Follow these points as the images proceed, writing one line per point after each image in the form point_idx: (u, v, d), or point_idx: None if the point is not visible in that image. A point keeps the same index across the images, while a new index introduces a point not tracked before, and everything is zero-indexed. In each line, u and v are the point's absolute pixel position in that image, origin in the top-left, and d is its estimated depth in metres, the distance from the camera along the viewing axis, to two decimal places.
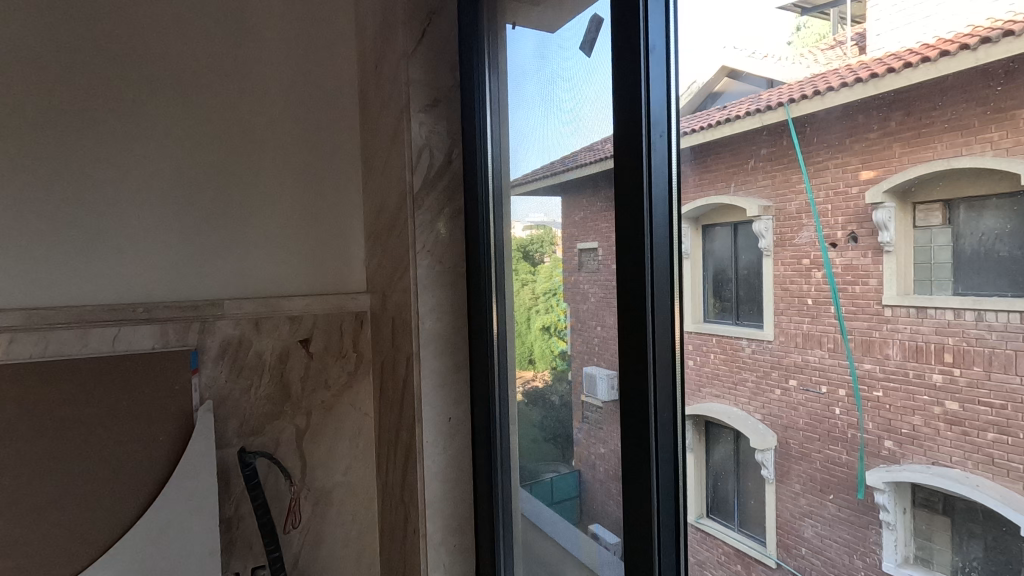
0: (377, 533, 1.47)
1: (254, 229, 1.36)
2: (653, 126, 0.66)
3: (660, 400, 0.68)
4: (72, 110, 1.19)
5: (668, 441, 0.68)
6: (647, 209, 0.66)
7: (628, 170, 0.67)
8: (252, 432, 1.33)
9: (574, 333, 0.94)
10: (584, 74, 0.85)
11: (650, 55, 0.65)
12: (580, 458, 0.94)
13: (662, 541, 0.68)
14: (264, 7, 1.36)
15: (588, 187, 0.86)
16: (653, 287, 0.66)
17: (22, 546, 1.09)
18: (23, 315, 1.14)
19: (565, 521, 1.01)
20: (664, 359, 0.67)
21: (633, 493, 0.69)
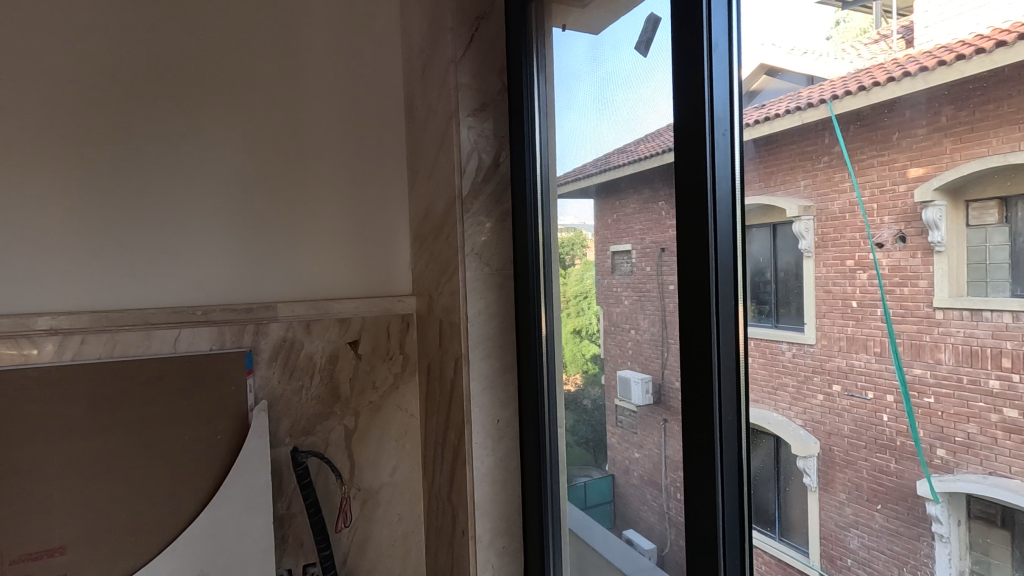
0: (423, 533, 1.50)
1: (308, 234, 1.41)
2: (715, 126, 0.67)
3: (726, 400, 0.68)
4: (139, 123, 1.26)
5: (732, 451, 0.68)
6: (710, 211, 0.67)
7: (692, 172, 0.68)
8: (303, 432, 1.37)
9: (606, 338, 0.99)
10: (638, 75, 0.86)
11: (712, 54, 0.66)
12: (614, 463, 0.99)
13: (727, 564, 0.68)
14: (317, 20, 1.41)
15: (646, 190, 0.85)
16: (717, 290, 0.67)
17: (92, 536, 1.16)
18: (92, 317, 1.20)
19: (599, 525, 1.05)
20: (729, 368, 0.68)
21: (697, 501, 0.70)
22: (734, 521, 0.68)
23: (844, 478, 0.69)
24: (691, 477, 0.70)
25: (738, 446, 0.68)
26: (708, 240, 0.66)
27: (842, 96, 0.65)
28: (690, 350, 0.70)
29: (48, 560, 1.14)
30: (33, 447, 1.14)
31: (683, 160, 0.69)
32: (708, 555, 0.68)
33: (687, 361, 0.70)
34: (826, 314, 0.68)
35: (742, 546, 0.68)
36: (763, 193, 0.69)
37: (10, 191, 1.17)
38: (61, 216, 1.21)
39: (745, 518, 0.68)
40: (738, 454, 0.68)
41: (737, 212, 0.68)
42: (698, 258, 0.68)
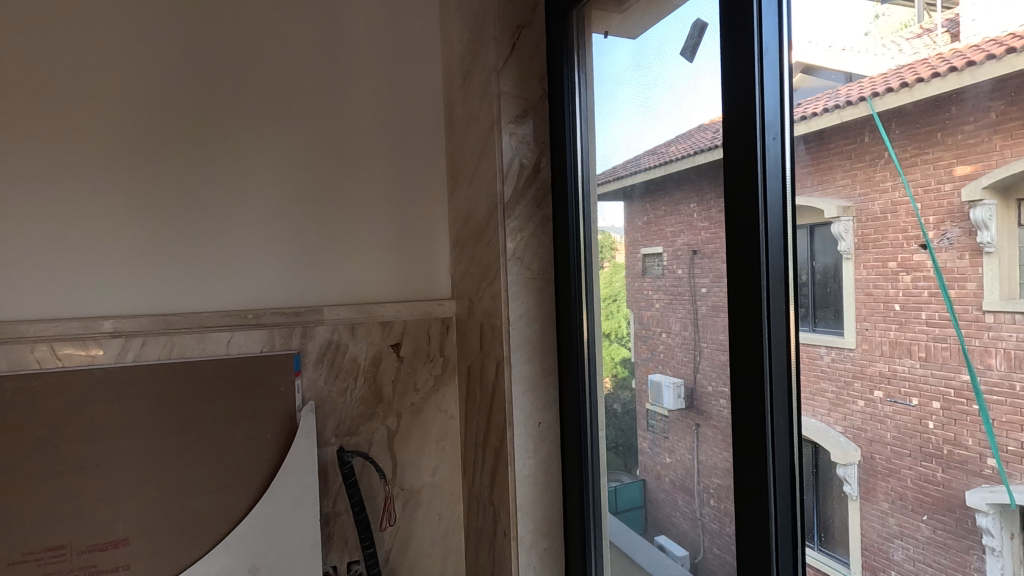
0: (463, 534, 1.51)
1: (354, 241, 1.44)
2: (767, 129, 0.73)
3: (776, 387, 0.74)
4: (195, 136, 1.32)
5: (784, 429, 0.74)
6: (762, 212, 0.73)
7: (744, 173, 0.74)
8: (347, 432, 1.41)
9: (635, 340, 1.02)
10: (685, 82, 0.87)
11: (763, 58, 0.72)
12: (644, 469, 1.02)
13: (778, 539, 0.74)
14: (362, 33, 1.44)
15: (692, 182, 0.86)
16: (768, 286, 0.73)
17: (151, 530, 1.22)
18: (151, 321, 1.26)
19: (631, 530, 1.07)
20: (779, 353, 0.73)
21: (750, 475, 0.76)
22: (785, 493, 0.74)
23: (886, 487, 0.64)
24: (744, 454, 0.77)
25: (789, 437, 0.74)
26: (759, 238, 0.73)
27: (882, 94, 0.63)
28: (742, 338, 0.76)
29: (111, 552, 1.20)
30: (98, 443, 1.20)
31: (736, 162, 0.75)
32: (761, 523, 0.75)
33: (741, 346, 0.76)
34: (868, 317, 0.65)
35: (793, 519, 0.74)
36: (807, 194, 0.71)
37: (77, 203, 1.24)
38: (123, 226, 1.27)
39: (796, 492, 0.74)
40: (788, 432, 0.74)
41: (787, 210, 0.73)
42: (749, 254, 0.74)
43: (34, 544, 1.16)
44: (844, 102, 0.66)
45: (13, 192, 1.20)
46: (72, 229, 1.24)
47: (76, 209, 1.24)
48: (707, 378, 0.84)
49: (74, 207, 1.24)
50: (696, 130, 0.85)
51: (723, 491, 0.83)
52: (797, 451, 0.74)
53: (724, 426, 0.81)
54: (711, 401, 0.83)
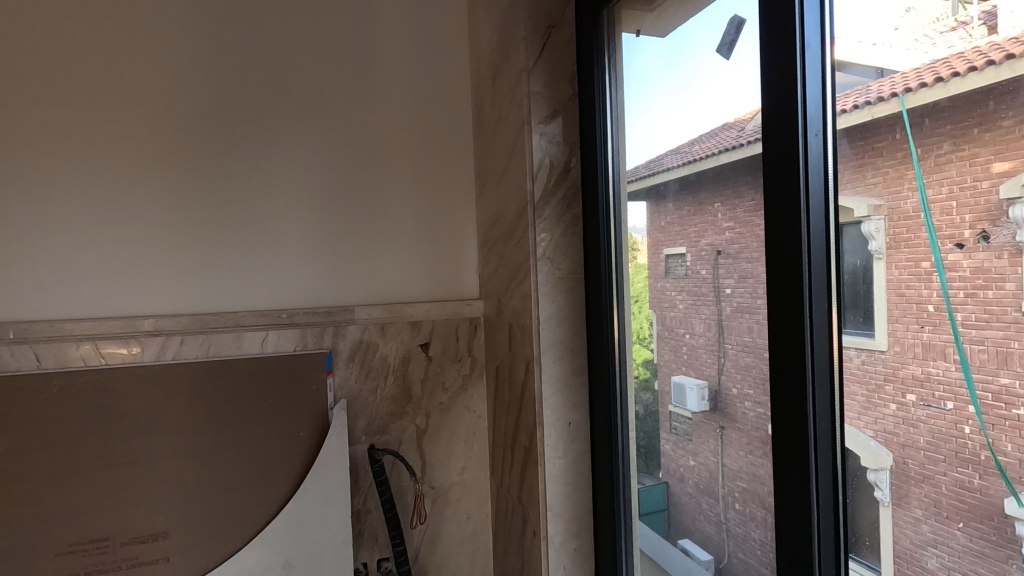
0: (491, 533, 1.52)
1: (384, 241, 1.46)
2: (808, 125, 0.70)
3: (818, 391, 0.71)
4: (231, 141, 1.35)
5: (826, 432, 0.71)
6: (805, 211, 0.70)
7: (785, 169, 0.72)
8: (377, 431, 1.42)
9: (658, 342, 1.05)
10: (722, 78, 0.86)
11: (805, 51, 0.70)
12: (668, 471, 1.05)
13: (823, 547, 0.71)
14: (392, 37, 1.46)
15: (729, 182, 0.85)
16: (810, 287, 0.71)
17: (189, 524, 1.25)
18: (189, 320, 1.30)
19: (653, 532, 1.10)
20: (822, 356, 0.71)
21: (792, 478, 0.74)
22: (828, 499, 0.71)
23: (919, 493, 0.62)
24: (784, 457, 0.74)
25: (833, 444, 0.71)
26: (800, 235, 0.70)
27: (915, 89, 0.61)
28: (783, 339, 0.74)
29: (152, 544, 1.23)
30: (141, 438, 1.24)
31: (775, 156, 0.73)
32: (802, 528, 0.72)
33: (781, 348, 0.74)
34: (899, 319, 0.63)
35: (836, 526, 0.71)
36: (848, 193, 0.68)
37: (120, 206, 1.28)
38: (163, 229, 1.31)
39: (840, 497, 0.71)
40: (830, 436, 0.71)
41: (830, 206, 0.70)
42: (790, 250, 0.72)
43: (80, 535, 1.20)
44: (875, 99, 0.65)
45: (61, 195, 1.25)
46: (115, 232, 1.28)
47: (119, 211, 1.28)
48: (732, 379, 0.86)
49: (119, 210, 1.28)
50: (719, 128, 0.87)
51: (747, 494, 0.85)
52: (841, 455, 0.71)
53: (748, 428, 0.83)
54: (735, 404, 0.85)
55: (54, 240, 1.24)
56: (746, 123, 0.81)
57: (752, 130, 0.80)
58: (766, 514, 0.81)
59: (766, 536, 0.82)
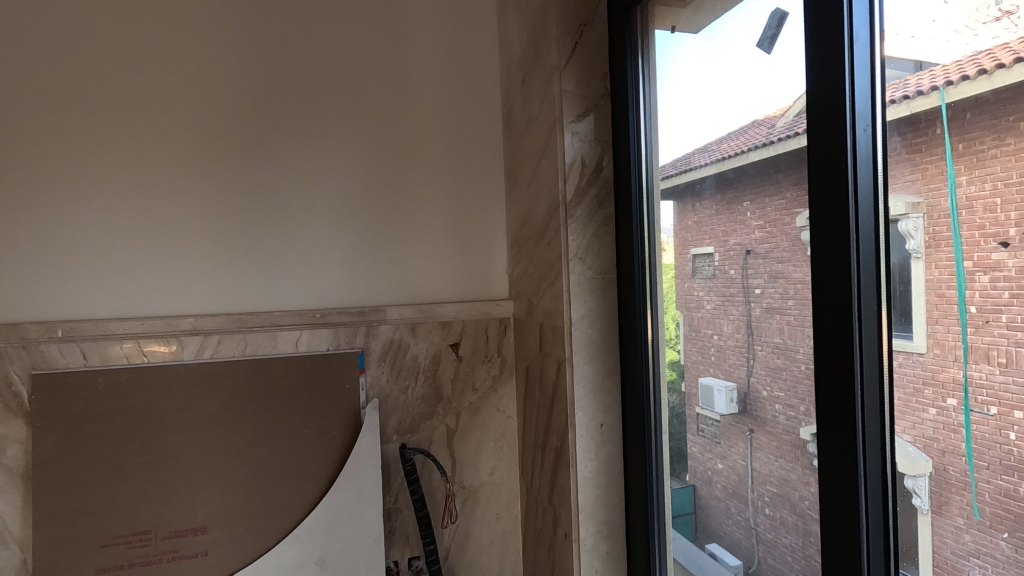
0: (521, 534, 1.51)
1: (415, 242, 1.47)
2: (857, 119, 0.66)
3: (867, 391, 0.67)
4: (267, 144, 1.38)
5: (875, 438, 0.67)
6: (852, 207, 0.67)
7: (832, 165, 0.68)
8: (408, 430, 1.43)
9: (686, 342, 1.06)
10: (763, 73, 0.84)
11: (853, 44, 0.66)
12: (695, 474, 1.05)
13: (871, 553, 0.68)
14: (424, 39, 1.47)
15: (771, 176, 0.82)
16: (859, 287, 0.67)
17: (226, 519, 1.28)
18: (226, 319, 1.32)
19: (681, 537, 1.10)
20: (871, 357, 0.67)
21: (840, 483, 0.69)
22: (877, 505, 0.68)
23: (961, 501, 0.59)
24: (829, 462, 0.70)
25: (883, 451, 0.67)
26: (848, 231, 0.67)
27: (956, 82, 0.58)
28: (830, 340, 0.70)
29: (191, 538, 1.26)
30: (181, 434, 1.28)
31: (823, 150, 0.69)
32: (850, 536, 0.68)
33: (828, 351, 0.71)
34: (939, 320, 0.61)
35: (886, 534, 0.67)
36: (907, 193, 0.64)
37: (160, 209, 1.32)
38: (201, 231, 1.34)
39: (889, 503, 0.67)
40: (880, 441, 0.67)
41: (880, 204, 0.67)
42: (838, 248, 0.68)
43: (124, 528, 1.24)
44: (914, 92, 0.63)
45: (105, 198, 1.29)
46: (156, 234, 1.32)
47: (160, 214, 1.32)
48: (762, 382, 0.85)
49: (160, 212, 1.32)
50: (748, 126, 0.88)
51: (777, 499, 0.84)
52: (891, 460, 0.67)
53: (779, 431, 0.82)
54: (765, 407, 0.84)
55: (98, 242, 1.29)
56: (776, 121, 0.81)
57: (782, 127, 0.80)
58: (797, 520, 0.80)
59: (796, 543, 0.81)
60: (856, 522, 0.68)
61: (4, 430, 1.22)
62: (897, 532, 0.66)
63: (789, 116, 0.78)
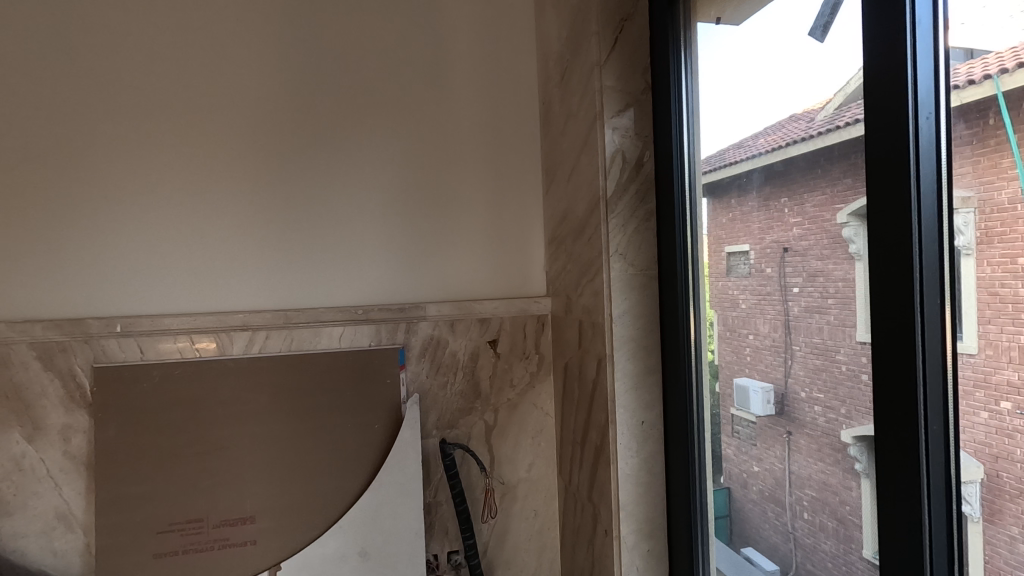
0: (559, 531, 1.51)
1: (453, 240, 1.48)
2: (918, 108, 0.63)
3: (929, 390, 0.63)
4: (310, 145, 1.40)
5: (938, 436, 0.63)
6: (915, 199, 0.62)
7: (890, 159, 0.64)
8: (448, 425, 1.45)
9: (721, 342, 1.07)
10: (813, 63, 0.81)
11: (915, 28, 0.62)
12: (730, 477, 1.06)
13: (934, 554, 0.63)
14: (463, 38, 1.48)
15: (820, 166, 0.79)
16: (921, 279, 0.63)
17: (273, 509, 1.31)
18: (273, 316, 1.36)
19: (718, 541, 1.10)
20: (934, 353, 0.63)
21: (900, 484, 0.65)
22: (941, 508, 0.63)
23: (1015, 510, 0.57)
24: (887, 462, 0.67)
25: (947, 453, 0.63)
26: (910, 224, 0.62)
27: (1012, 70, 0.56)
28: (889, 339, 0.66)
29: (241, 527, 1.30)
30: (230, 427, 1.32)
31: (882, 140, 0.65)
32: (912, 539, 0.64)
33: (884, 349, 0.66)
34: (992, 319, 0.58)
35: (950, 537, 0.63)
36: (970, 189, 0.60)
37: (210, 209, 1.36)
38: (249, 230, 1.38)
39: (954, 505, 0.62)
40: (944, 442, 0.63)
41: (943, 197, 0.62)
42: (897, 244, 0.64)
43: (178, 515, 1.28)
44: (965, 82, 0.61)
45: (160, 198, 1.34)
46: (206, 234, 1.36)
47: (210, 214, 1.36)
48: (801, 383, 0.85)
49: (211, 210, 1.36)
50: (787, 120, 0.87)
51: (817, 503, 0.83)
52: (956, 462, 0.62)
53: (819, 434, 0.82)
54: (804, 409, 0.84)
55: (152, 241, 1.33)
56: (816, 114, 0.81)
57: (823, 121, 0.80)
58: (837, 525, 0.80)
59: (836, 548, 0.81)
60: (918, 525, 0.63)
61: (69, 419, 1.28)
62: (962, 545, 0.62)
63: (829, 111, 0.78)
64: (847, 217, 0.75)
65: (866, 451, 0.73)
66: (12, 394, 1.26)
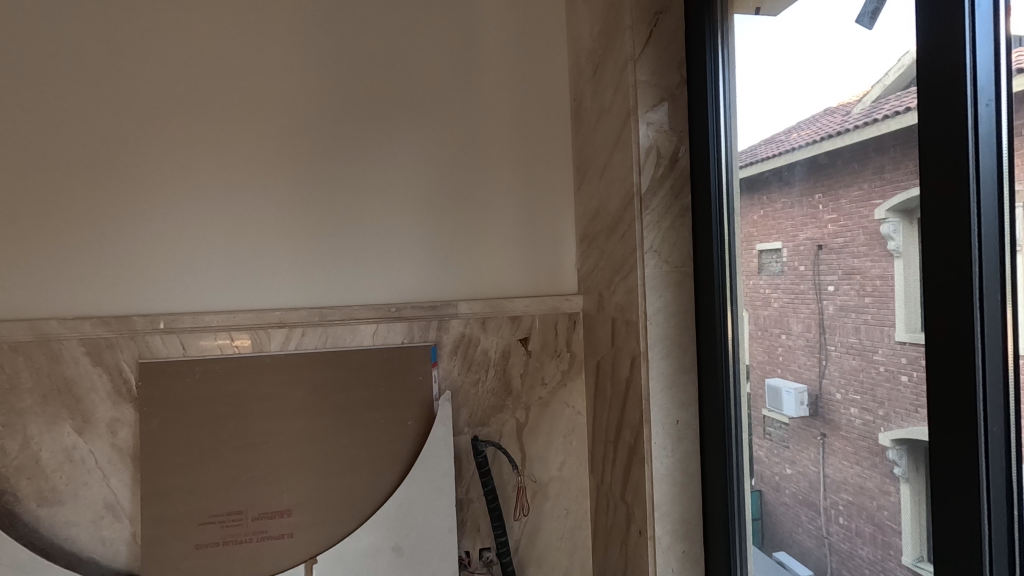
0: (590, 530, 1.50)
1: (485, 238, 1.48)
2: (978, 95, 0.60)
3: (991, 389, 0.60)
4: (344, 145, 1.42)
5: (999, 438, 0.60)
6: (974, 189, 0.60)
7: (945, 148, 0.62)
8: (479, 422, 1.45)
9: (755, 343, 1.05)
10: (856, 51, 0.78)
11: (975, 12, 0.60)
12: (762, 479, 1.05)
13: (995, 559, 0.61)
14: (495, 35, 1.48)
15: (857, 161, 0.78)
16: (981, 275, 0.60)
17: (309, 504, 1.34)
18: (309, 313, 1.38)
19: (753, 543, 1.08)
20: (995, 351, 0.60)
21: (956, 487, 0.62)
22: (1002, 512, 0.60)
23: None
24: (941, 462, 0.64)
25: (1007, 457, 0.60)
26: (969, 215, 0.60)
27: None
28: (943, 337, 0.63)
29: (279, 520, 1.33)
30: (268, 422, 1.34)
31: (937, 128, 0.63)
32: (970, 543, 0.62)
33: (937, 346, 0.64)
34: None
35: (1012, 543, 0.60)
36: None
37: (248, 209, 1.39)
38: (285, 229, 1.40)
39: (1015, 510, 0.60)
40: (1005, 444, 0.60)
41: (1004, 188, 0.59)
42: (952, 237, 0.61)
43: (218, 508, 1.31)
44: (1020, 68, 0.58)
45: (201, 197, 1.37)
46: (245, 233, 1.38)
47: (249, 213, 1.39)
48: (836, 384, 0.83)
49: (250, 210, 1.39)
50: (821, 114, 0.86)
51: (853, 507, 0.81)
52: (1017, 467, 0.59)
53: (854, 437, 0.80)
54: (839, 411, 0.82)
55: (193, 240, 1.37)
56: (852, 108, 0.79)
57: (858, 114, 0.78)
58: (875, 531, 0.78)
59: (874, 554, 0.79)
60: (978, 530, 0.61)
61: (116, 413, 1.32)
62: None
63: (867, 103, 0.76)
64: (884, 213, 0.73)
65: (906, 454, 0.71)
66: (62, 388, 1.31)
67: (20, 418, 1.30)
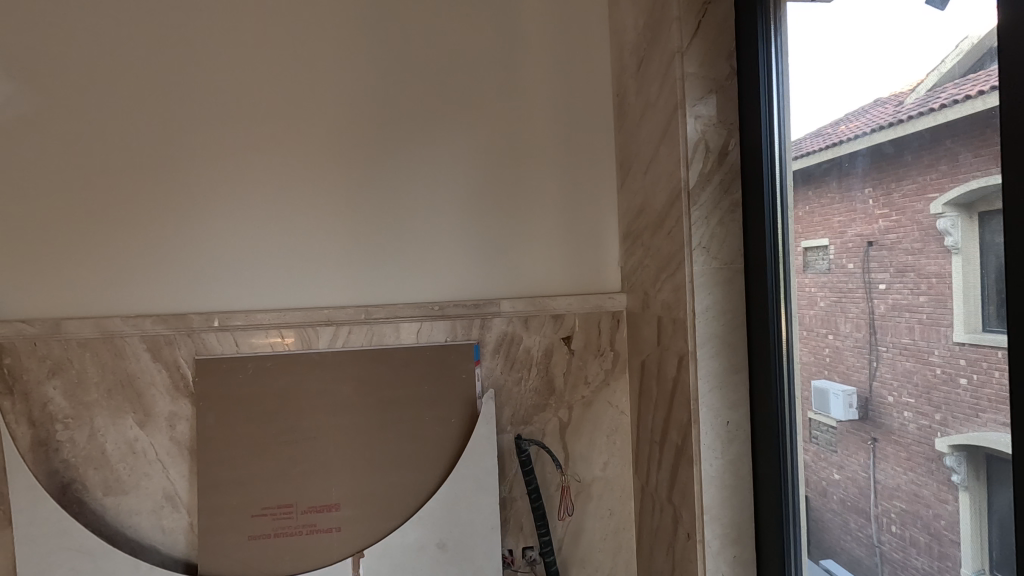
0: (635, 531, 1.49)
1: (528, 237, 1.48)
2: None
3: None
4: (389, 145, 1.44)
5: None
6: None
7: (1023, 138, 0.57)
8: (523, 421, 1.45)
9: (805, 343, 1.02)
10: (921, 35, 0.74)
11: None
12: (813, 485, 1.02)
13: None
14: (537, 32, 1.47)
15: (910, 154, 0.75)
16: None
17: (354, 499, 1.36)
18: (355, 312, 1.40)
19: (807, 550, 1.05)
20: None
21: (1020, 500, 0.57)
22: None
23: None
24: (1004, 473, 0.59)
25: None
26: None
27: None
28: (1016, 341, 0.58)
29: (327, 514, 1.35)
30: (316, 418, 1.37)
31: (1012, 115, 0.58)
32: None
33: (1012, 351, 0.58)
34: None
35: None
36: None
37: (297, 209, 1.42)
38: (332, 229, 1.42)
39: None
40: None
41: None
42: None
43: (269, 501, 1.34)
44: None
45: (253, 198, 1.41)
46: (293, 232, 1.42)
47: (298, 214, 1.42)
48: (887, 386, 0.80)
49: (299, 210, 1.42)
50: (873, 105, 0.84)
51: (907, 515, 0.78)
52: None
53: (908, 441, 0.77)
54: (892, 415, 0.79)
55: (245, 240, 1.41)
56: (905, 98, 0.76)
57: (911, 105, 0.75)
58: (931, 541, 0.74)
59: (928, 565, 0.76)
60: None
61: (174, 408, 1.37)
62: None
63: (921, 92, 0.73)
64: (940, 208, 0.70)
65: (964, 461, 0.67)
66: (126, 383, 1.36)
67: (88, 411, 1.36)
